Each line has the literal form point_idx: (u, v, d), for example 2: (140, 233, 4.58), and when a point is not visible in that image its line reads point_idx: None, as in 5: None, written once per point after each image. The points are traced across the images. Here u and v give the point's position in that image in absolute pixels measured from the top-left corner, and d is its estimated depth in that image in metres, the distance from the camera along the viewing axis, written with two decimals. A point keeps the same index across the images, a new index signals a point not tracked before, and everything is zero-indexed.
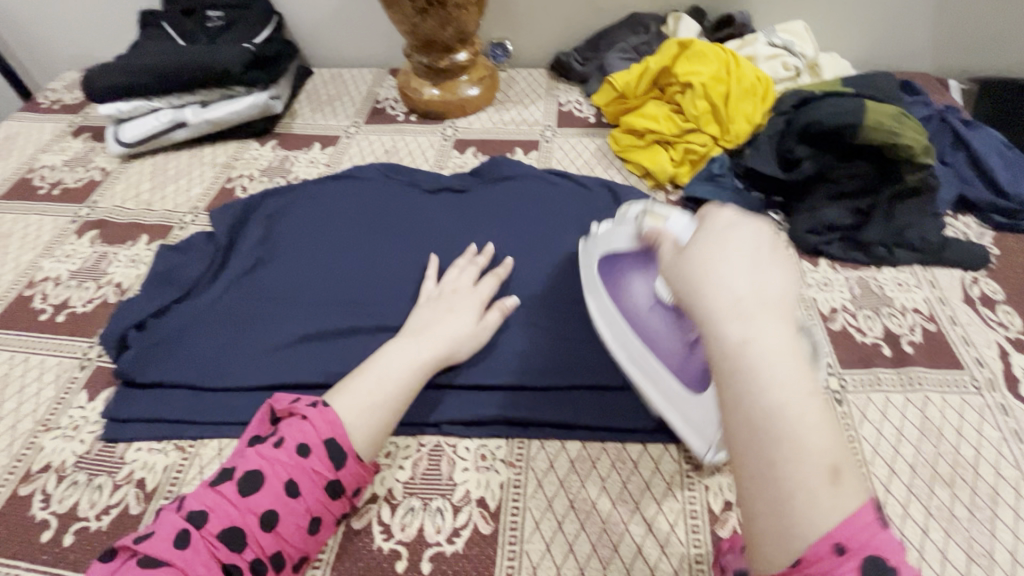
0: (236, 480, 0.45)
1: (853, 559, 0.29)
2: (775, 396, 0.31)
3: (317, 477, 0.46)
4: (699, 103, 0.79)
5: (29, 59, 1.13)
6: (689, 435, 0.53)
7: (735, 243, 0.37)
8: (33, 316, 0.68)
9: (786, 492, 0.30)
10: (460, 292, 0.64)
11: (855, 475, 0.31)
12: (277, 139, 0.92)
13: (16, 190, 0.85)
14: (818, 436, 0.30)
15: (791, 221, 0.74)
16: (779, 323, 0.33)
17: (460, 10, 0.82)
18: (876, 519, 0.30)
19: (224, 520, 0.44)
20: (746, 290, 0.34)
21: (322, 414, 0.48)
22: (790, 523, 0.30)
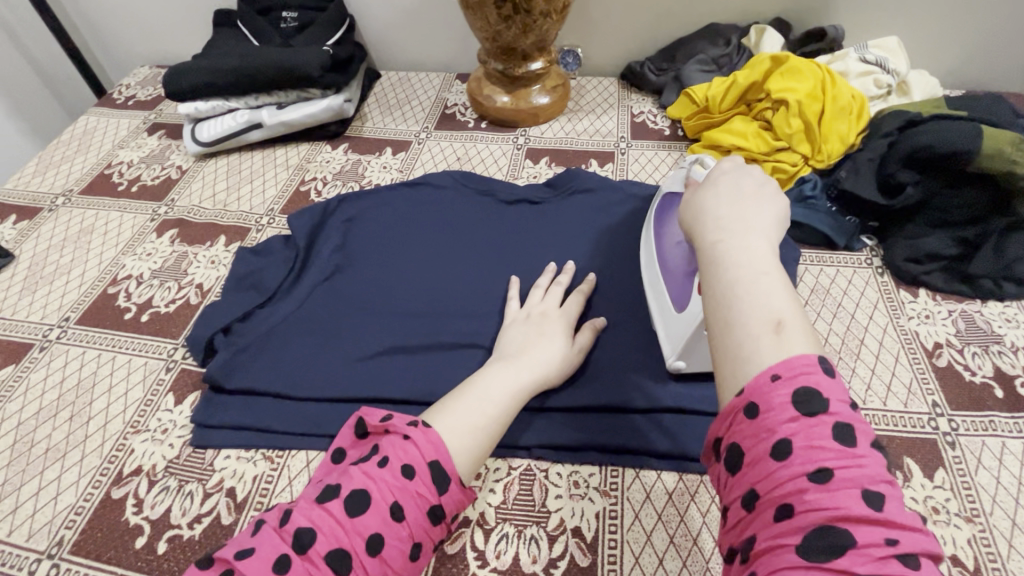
0: (342, 497, 0.41)
1: (787, 384, 0.30)
2: (732, 271, 0.35)
3: (421, 500, 0.43)
4: (792, 122, 0.76)
5: (106, 57, 1.16)
6: (666, 347, 0.58)
7: (724, 177, 0.42)
8: (118, 315, 0.69)
9: (733, 345, 0.33)
10: (549, 314, 0.61)
11: (801, 336, 0.32)
12: (348, 143, 0.92)
13: (96, 185, 0.86)
14: (770, 298, 0.33)
15: (887, 248, 0.71)
16: (753, 226, 0.37)
17: (545, 18, 0.80)
18: (819, 364, 0.31)
19: (330, 541, 0.40)
20: (725, 207, 0.39)
21: (426, 434, 0.45)
22: (741, 366, 0.32)
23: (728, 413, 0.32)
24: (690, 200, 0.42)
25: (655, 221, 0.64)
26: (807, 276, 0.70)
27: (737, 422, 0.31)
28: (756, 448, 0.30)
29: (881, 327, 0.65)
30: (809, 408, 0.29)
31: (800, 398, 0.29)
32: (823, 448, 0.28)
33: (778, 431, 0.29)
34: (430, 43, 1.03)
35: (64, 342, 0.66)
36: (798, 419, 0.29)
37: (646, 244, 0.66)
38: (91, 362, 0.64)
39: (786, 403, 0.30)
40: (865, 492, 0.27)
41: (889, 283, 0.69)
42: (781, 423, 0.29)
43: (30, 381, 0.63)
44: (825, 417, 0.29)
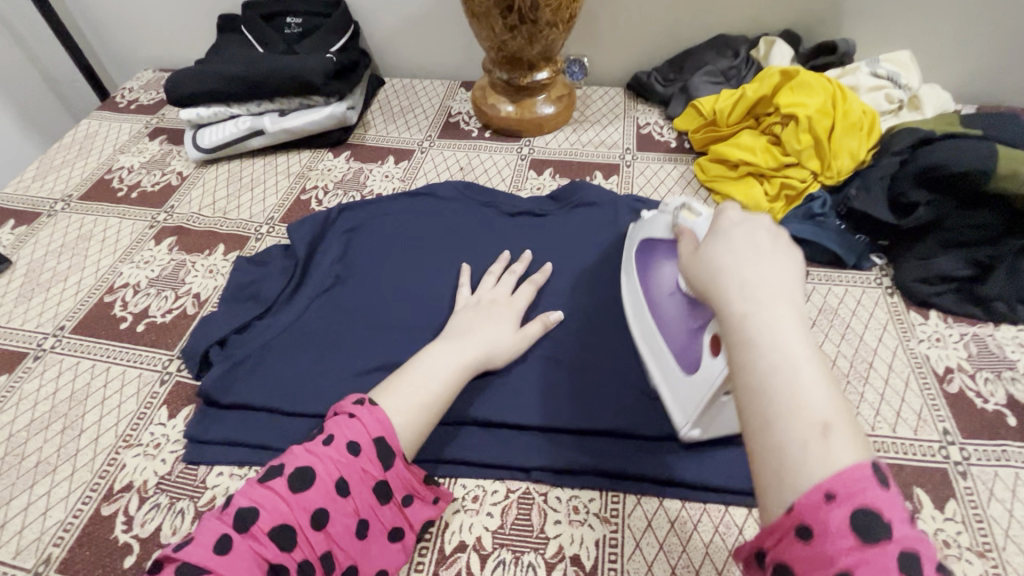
0: (287, 475, 0.42)
1: (843, 508, 0.29)
2: (770, 362, 0.33)
3: (366, 476, 0.44)
4: (802, 137, 0.74)
5: (110, 60, 1.15)
6: (676, 413, 0.54)
7: (743, 236, 0.40)
8: (114, 324, 0.68)
9: (777, 447, 0.31)
10: (499, 301, 0.63)
11: (847, 435, 0.31)
12: (351, 151, 0.91)
13: (96, 190, 0.85)
14: (813, 394, 0.32)
15: (897, 267, 0.69)
16: (786, 303, 0.35)
17: (551, 28, 0.79)
18: (872, 477, 0.29)
19: (275, 517, 0.41)
20: (751, 274, 0.37)
21: (371, 413, 0.46)
22: (788, 472, 0.31)
23: (778, 532, 0.31)
24: (710, 262, 0.40)
25: (640, 273, 0.62)
26: (815, 295, 0.69)
27: (788, 540, 0.30)
28: (814, 574, 0.29)
29: (890, 350, 0.63)
30: (869, 535, 0.28)
31: (857, 522, 0.28)
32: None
33: (838, 561, 0.28)
34: (435, 50, 1.02)
35: (58, 351, 0.65)
36: (856, 549, 0.28)
37: (632, 305, 0.62)
38: (85, 373, 0.63)
39: (844, 531, 0.28)
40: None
41: (900, 304, 0.67)
42: (841, 552, 0.28)
43: (23, 392, 0.62)
44: (887, 545, 0.28)
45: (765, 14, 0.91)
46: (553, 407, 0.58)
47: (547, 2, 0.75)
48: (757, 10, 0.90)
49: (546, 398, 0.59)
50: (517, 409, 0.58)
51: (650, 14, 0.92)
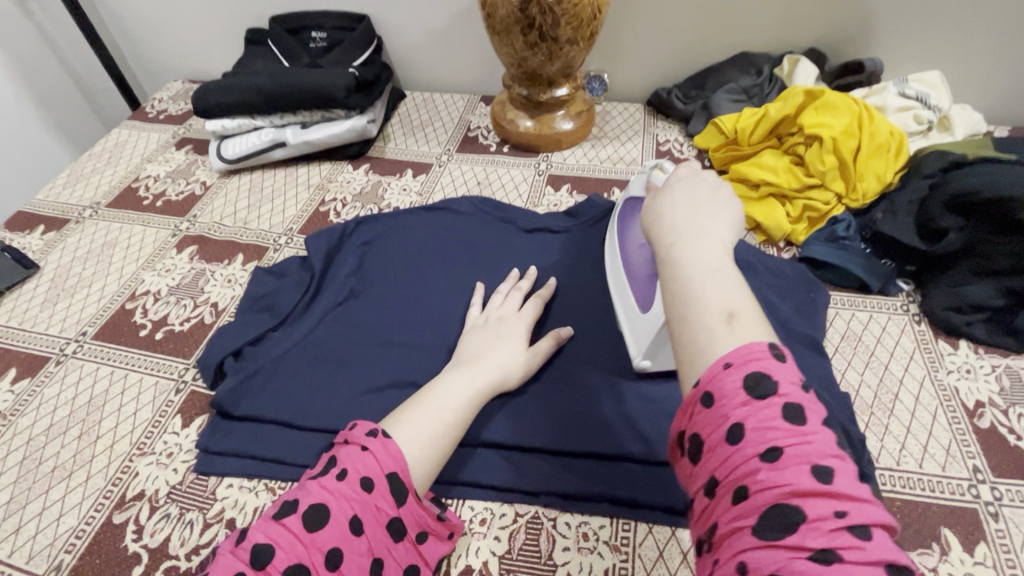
0: (301, 512, 0.40)
1: (737, 372, 0.30)
2: (687, 272, 0.35)
3: (379, 513, 0.42)
4: (826, 159, 0.73)
5: (141, 70, 1.19)
6: (632, 346, 0.60)
7: (682, 179, 0.42)
8: (134, 331, 0.69)
9: (691, 337, 0.33)
10: (506, 319, 0.62)
11: (753, 324, 0.32)
12: (370, 163, 0.92)
13: (122, 198, 0.87)
14: (724, 292, 0.33)
15: (925, 294, 0.67)
16: (709, 232, 0.37)
17: (572, 46, 0.78)
18: (768, 351, 0.30)
19: (290, 557, 0.38)
20: (683, 215, 0.38)
21: (384, 445, 0.44)
22: (697, 357, 0.32)
23: (688, 405, 0.31)
24: (648, 202, 0.42)
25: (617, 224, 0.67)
26: (838, 321, 0.67)
27: (696, 412, 0.31)
28: (715, 437, 0.30)
29: (917, 381, 0.61)
30: (761, 393, 0.29)
31: (750, 383, 0.29)
32: (773, 431, 0.28)
33: (732, 417, 0.29)
34: (457, 65, 1.03)
35: (79, 357, 0.67)
36: (749, 407, 0.29)
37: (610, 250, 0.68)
38: (103, 379, 0.64)
39: (738, 390, 0.29)
40: (813, 468, 0.27)
41: (927, 332, 0.65)
42: (734, 409, 0.29)
43: (44, 396, 0.63)
44: (775, 400, 0.29)
45: (789, 33, 0.90)
46: (564, 430, 0.57)
47: (567, 20, 0.74)
48: (782, 30, 0.89)
49: (557, 419, 0.58)
50: (529, 430, 0.57)
51: (672, 33, 0.92)
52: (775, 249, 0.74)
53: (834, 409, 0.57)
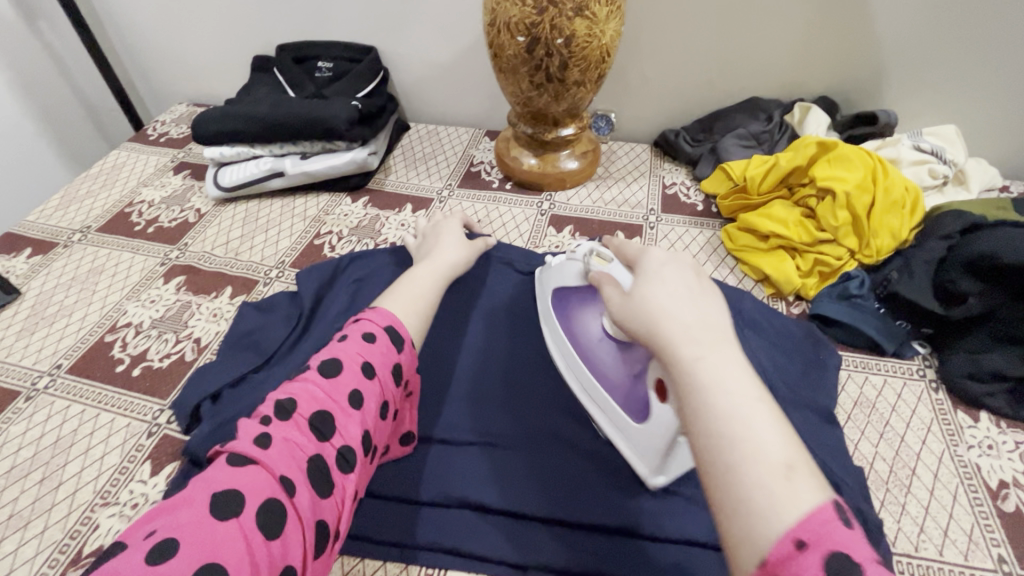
0: (316, 368, 0.46)
1: (815, 555, 0.27)
2: (724, 403, 0.33)
3: (386, 357, 0.49)
4: (839, 213, 0.70)
5: (147, 91, 1.19)
6: (640, 463, 0.55)
7: (673, 278, 0.41)
8: (111, 366, 0.66)
9: (744, 492, 0.30)
10: (441, 225, 0.74)
11: (807, 472, 0.31)
12: (369, 196, 0.90)
13: (114, 223, 0.85)
14: (765, 432, 0.32)
15: (942, 360, 0.63)
16: (730, 348, 0.36)
17: (579, 87, 0.76)
18: (835, 517, 0.28)
19: (314, 403, 0.44)
20: (691, 319, 0.38)
21: (377, 313, 0.52)
22: (757, 522, 0.29)
23: None
24: (649, 304, 0.39)
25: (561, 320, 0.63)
26: (850, 385, 0.63)
27: None
28: None
29: (935, 456, 0.57)
30: None
31: (832, 569, 0.26)
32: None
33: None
34: (462, 99, 1.02)
35: (51, 393, 0.64)
36: None
37: (560, 352, 0.63)
38: (73, 418, 0.61)
39: None
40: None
41: (945, 402, 0.61)
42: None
43: (9, 434, 0.60)
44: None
45: (799, 80, 0.88)
46: (557, 497, 0.54)
47: (575, 62, 0.72)
48: (792, 77, 0.88)
49: (550, 485, 0.55)
50: (517, 493, 0.55)
51: (680, 75, 0.91)
52: (783, 303, 0.72)
53: (847, 487, 0.53)
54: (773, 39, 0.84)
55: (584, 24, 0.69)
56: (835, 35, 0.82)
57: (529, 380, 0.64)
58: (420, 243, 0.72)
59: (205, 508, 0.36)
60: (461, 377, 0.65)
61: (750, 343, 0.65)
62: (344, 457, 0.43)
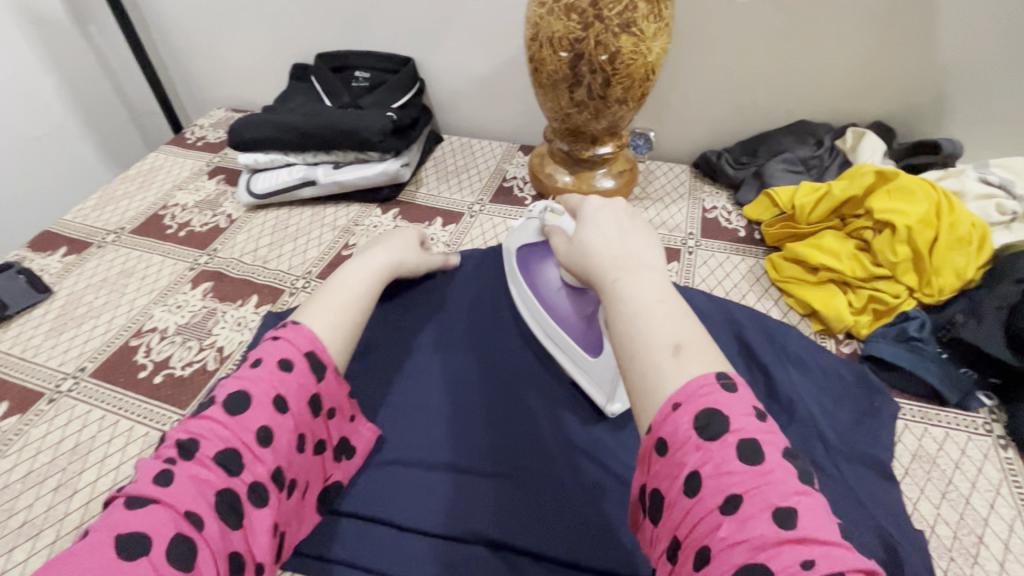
0: (222, 403, 0.44)
1: (686, 412, 0.33)
2: (632, 304, 0.38)
3: (302, 390, 0.48)
4: (898, 249, 0.65)
5: (188, 96, 1.21)
6: (596, 394, 0.61)
7: (603, 217, 0.45)
8: (133, 372, 0.65)
9: (641, 373, 0.35)
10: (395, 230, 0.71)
11: (699, 352, 0.35)
12: (399, 208, 0.88)
13: (147, 225, 0.86)
14: (668, 325, 0.36)
15: (1013, 415, 0.57)
16: (651, 270, 0.40)
17: (620, 104, 0.73)
18: (716, 384, 0.33)
19: (218, 442, 0.42)
20: (618, 249, 0.42)
21: (297, 333, 0.50)
22: (649, 396, 0.34)
23: (645, 456, 0.34)
24: (582, 242, 0.44)
25: (523, 272, 0.69)
26: (907, 436, 0.58)
27: (654, 462, 0.34)
28: (674, 484, 0.32)
29: (1006, 523, 0.52)
30: (710, 433, 0.32)
31: (702, 420, 0.32)
32: (730, 473, 0.31)
33: (687, 464, 0.32)
34: (497, 113, 1.00)
35: (73, 396, 0.63)
36: (696, 448, 0.32)
37: (524, 303, 0.69)
38: (93, 424, 0.60)
39: (690, 431, 0.32)
40: (774, 511, 0.29)
41: (1016, 462, 0.56)
42: (688, 456, 0.32)
43: (28, 437, 0.59)
44: (728, 439, 0.32)
45: (853, 103, 0.84)
46: (583, 542, 0.51)
47: (619, 79, 0.69)
48: (846, 100, 0.84)
49: (577, 528, 0.52)
50: (542, 535, 0.52)
51: (725, 94, 0.87)
52: (832, 341, 0.67)
53: (905, 554, 0.48)
54: (827, 61, 0.80)
55: (630, 40, 0.66)
56: (895, 57, 0.78)
57: (559, 411, 0.62)
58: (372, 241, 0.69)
59: (112, 548, 0.35)
60: (488, 404, 0.63)
61: (796, 384, 0.61)
62: (253, 488, 0.43)
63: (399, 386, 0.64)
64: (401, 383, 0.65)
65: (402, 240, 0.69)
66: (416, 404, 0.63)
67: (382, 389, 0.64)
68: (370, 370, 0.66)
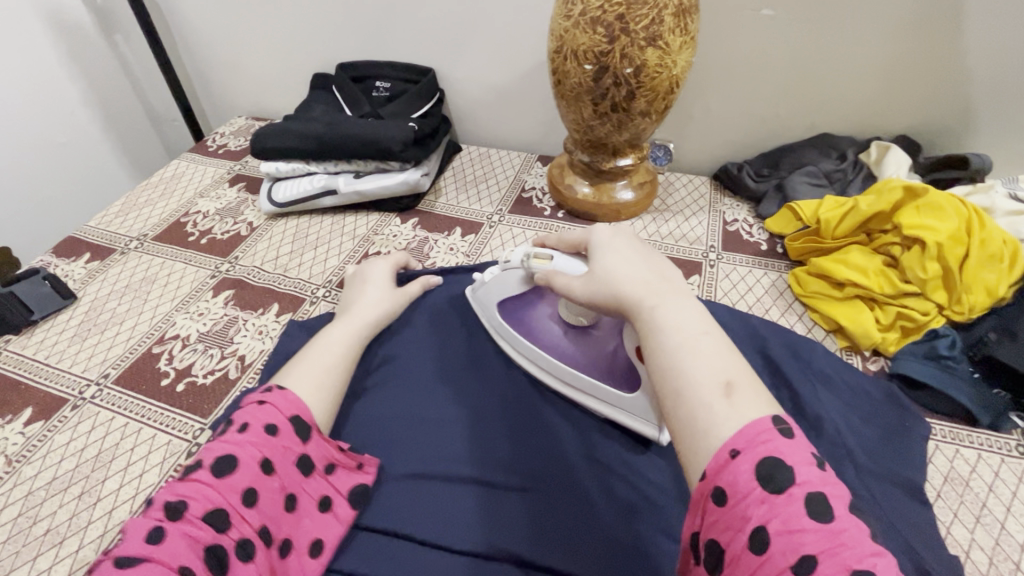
0: (208, 466, 0.45)
1: (747, 461, 0.31)
2: (677, 343, 0.37)
3: (287, 453, 0.49)
4: (927, 265, 0.64)
5: (209, 104, 1.23)
6: (643, 427, 0.58)
7: (630, 252, 0.48)
8: (156, 380, 0.65)
9: (691, 413, 0.34)
10: (369, 268, 0.72)
11: (749, 391, 0.34)
12: (418, 218, 0.89)
13: (169, 232, 0.86)
14: (717, 363, 0.36)
15: None
16: (692, 309, 0.40)
17: (643, 117, 0.73)
18: (774, 427, 0.32)
19: (205, 503, 0.43)
20: (654, 288, 0.43)
21: (282, 395, 0.52)
22: (702, 436, 0.33)
23: (701, 505, 0.32)
24: (618, 281, 0.45)
25: (517, 330, 0.65)
26: (939, 457, 0.57)
27: (711, 510, 0.31)
28: (735, 540, 0.30)
29: None
30: (773, 484, 0.30)
31: (764, 470, 0.30)
32: (799, 530, 0.28)
33: (751, 518, 0.29)
34: (516, 123, 1.00)
35: (97, 403, 0.63)
36: (760, 501, 0.29)
37: (527, 356, 0.65)
38: (116, 431, 0.61)
39: (752, 482, 0.30)
40: (854, 574, 0.26)
41: None
42: (753, 509, 0.29)
43: (53, 444, 0.60)
44: (794, 492, 0.29)
45: (878, 116, 0.83)
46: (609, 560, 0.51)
47: (643, 92, 0.69)
48: (870, 114, 0.83)
49: (602, 547, 0.52)
50: (567, 553, 0.51)
51: (747, 106, 0.86)
52: (859, 357, 0.66)
53: None
54: (851, 74, 0.80)
55: (656, 53, 0.66)
56: (922, 71, 0.77)
57: (581, 425, 0.61)
58: (349, 287, 0.71)
59: None
60: (510, 417, 0.62)
61: (824, 402, 0.60)
62: (241, 548, 0.43)
63: (420, 397, 0.64)
64: (422, 394, 0.64)
65: (385, 281, 0.70)
66: (436, 416, 0.62)
67: (403, 400, 0.64)
68: (391, 380, 0.66)
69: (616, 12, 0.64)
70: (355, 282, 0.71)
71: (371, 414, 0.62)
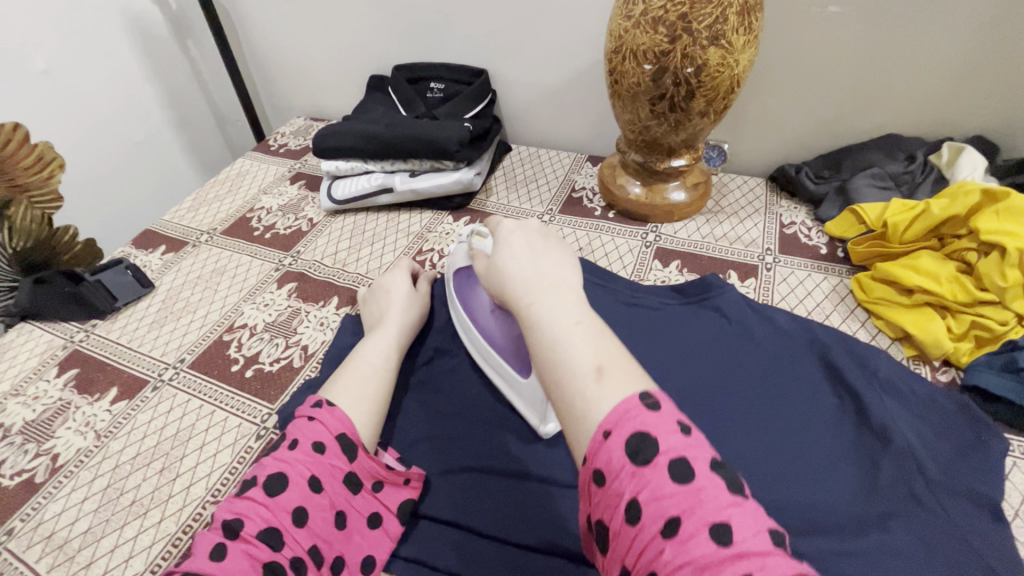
0: (262, 484, 0.48)
1: (616, 440, 0.32)
2: (550, 332, 0.37)
3: (335, 470, 0.50)
4: (1009, 272, 0.60)
5: (270, 106, 1.29)
6: (532, 414, 0.61)
7: (517, 239, 0.45)
8: (226, 365, 0.69)
9: (569, 403, 0.35)
10: (390, 273, 0.74)
11: (621, 372, 0.35)
12: (470, 216, 0.90)
13: (236, 227, 0.91)
14: (586, 350, 0.36)
15: None
16: (564, 291, 0.40)
17: (703, 118, 0.72)
18: (640, 403, 0.33)
19: (259, 523, 0.45)
20: (530, 271, 0.42)
21: (330, 413, 0.53)
22: (581, 425, 0.34)
23: (586, 490, 0.34)
24: (499, 269, 0.44)
25: (459, 296, 0.68)
26: (1017, 474, 0.54)
27: (594, 493, 0.33)
28: (614, 516, 0.32)
29: None
30: (641, 457, 0.31)
31: (631, 445, 0.32)
32: (665, 495, 0.30)
33: (624, 492, 0.31)
34: (567, 123, 1.01)
35: (174, 385, 0.68)
36: (630, 474, 0.31)
37: (461, 325, 0.68)
38: (192, 413, 0.65)
39: (622, 457, 0.31)
40: (711, 529, 0.29)
41: None
42: (625, 484, 0.31)
43: (136, 421, 0.64)
44: (659, 461, 0.31)
45: (951, 114, 0.79)
46: None
47: (703, 92, 0.69)
48: (942, 113, 0.79)
49: None
50: None
51: (806, 106, 0.84)
52: (927, 367, 0.64)
53: None
54: (922, 72, 0.76)
55: (718, 53, 0.66)
56: (999, 68, 0.73)
57: None
58: (371, 293, 0.72)
59: None
60: None
61: (890, 410, 0.58)
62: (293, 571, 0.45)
63: (474, 392, 0.65)
64: (476, 389, 0.66)
65: (404, 281, 0.72)
66: (489, 411, 0.63)
67: (457, 394, 0.65)
68: (445, 374, 0.67)
69: (678, 11, 0.64)
70: (375, 293, 0.71)
71: (428, 407, 0.64)
